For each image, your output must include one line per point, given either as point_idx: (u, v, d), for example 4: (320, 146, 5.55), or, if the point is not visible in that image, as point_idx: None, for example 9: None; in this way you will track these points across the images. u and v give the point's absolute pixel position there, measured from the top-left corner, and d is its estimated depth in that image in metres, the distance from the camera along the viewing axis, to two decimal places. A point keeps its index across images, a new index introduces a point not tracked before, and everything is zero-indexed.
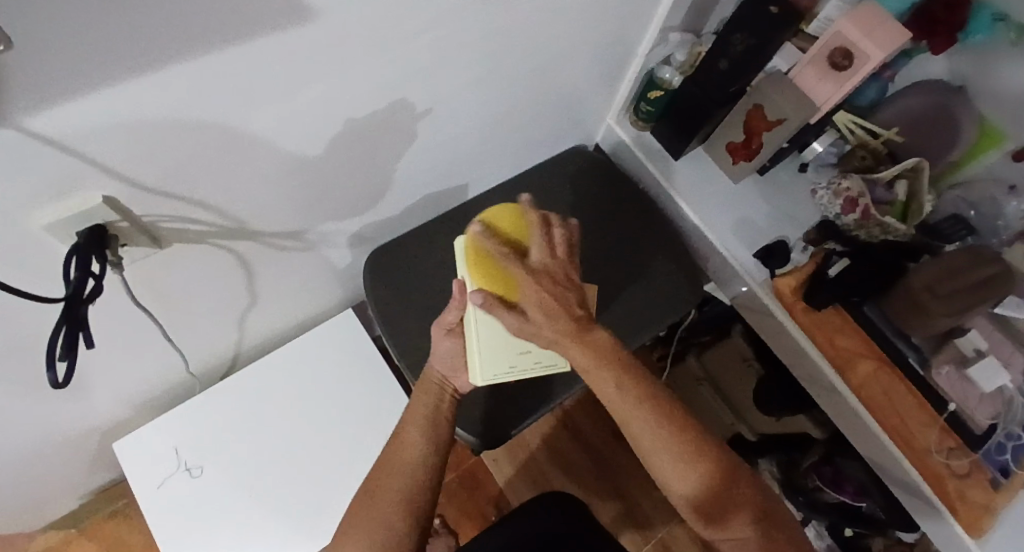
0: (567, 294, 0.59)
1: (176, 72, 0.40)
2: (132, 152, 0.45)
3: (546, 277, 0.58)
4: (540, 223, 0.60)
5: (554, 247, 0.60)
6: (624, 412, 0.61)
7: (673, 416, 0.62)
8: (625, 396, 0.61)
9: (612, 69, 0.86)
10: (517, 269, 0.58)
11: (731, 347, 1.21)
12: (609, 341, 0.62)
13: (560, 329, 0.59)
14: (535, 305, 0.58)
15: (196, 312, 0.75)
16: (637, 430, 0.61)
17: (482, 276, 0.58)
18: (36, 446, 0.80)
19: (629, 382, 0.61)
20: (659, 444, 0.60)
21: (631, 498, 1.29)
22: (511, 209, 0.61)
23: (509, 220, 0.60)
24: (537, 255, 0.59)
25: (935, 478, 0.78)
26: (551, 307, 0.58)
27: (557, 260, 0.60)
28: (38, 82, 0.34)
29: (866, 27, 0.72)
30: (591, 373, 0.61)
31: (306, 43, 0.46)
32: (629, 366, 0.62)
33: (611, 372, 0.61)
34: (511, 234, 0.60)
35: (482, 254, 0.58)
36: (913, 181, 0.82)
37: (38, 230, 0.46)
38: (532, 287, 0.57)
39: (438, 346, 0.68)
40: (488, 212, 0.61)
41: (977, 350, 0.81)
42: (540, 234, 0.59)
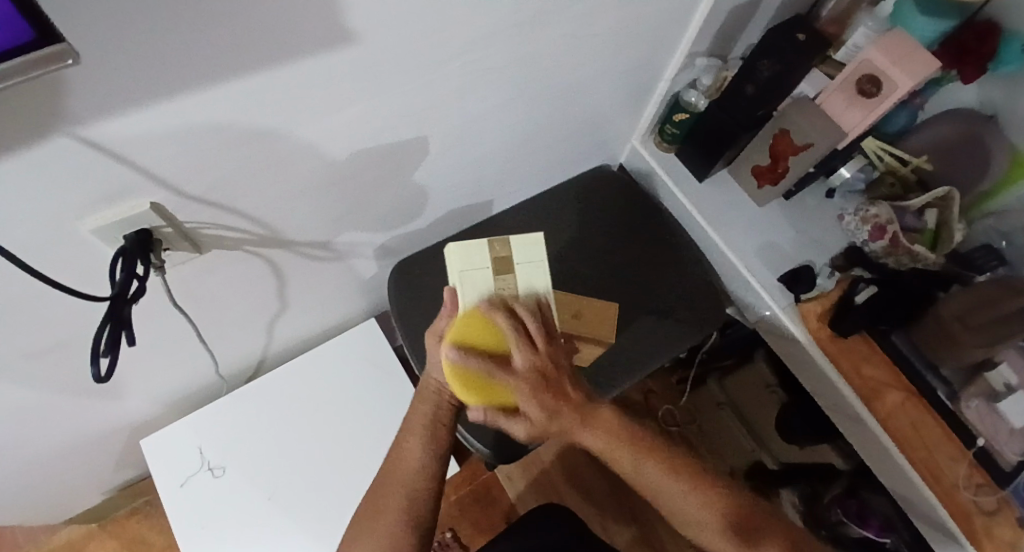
0: (559, 387, 0.60)
1: (223, 89, 0.43)
2: (178, 162, 0.47)
3: (537, 381, 0.59)
4: (510, 323, 0.59)
5: (533, 342, 0.60)
6: (643, 477, 0.63)
7: (690, 469, 0.63)
8: (638, 461, 0.63)
9: (638, 93, 0.87)
10: (506, 382, 0.59)
11: (754, 371, 1.24)
12: (615, 416, 0.63)
13: (566, 421, 0.60)
14: (532, 408, 0.59)
15: (226, 317, 0.77)
16: (653, 487, 0.63)
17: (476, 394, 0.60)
18: (69, 440, 0.83)
19: (638, 449, 0.63)
20: (675, 495, 0.62)
21: (647, 522, 1.27)
22: (472, 317, 0.60)
23: (483, 329, 0.60)
24: (520, 362, 0.59)
25: (962, 515, 0.75)
26: (552, 405, 0.59)
27: (541, 355, 0.59)
28: (97, 95, 0.37)
29: (893, 57, 0.72)
30: (603, 451, 0.63)
31: (345, 66, 0.49)
32: (628, 428, 0.64)
33: (618, 444, 0.62)
34: (484, 344, 0.60)
35: (469, 376, 0.59)
36: (943, 210, 0.81)
37: (88, 233, 0.48)
38: (526, 396, 0.58)
39: (433, 356, 0.67)
40: (454, 333, 0.60)
41: (1007, 385, 0.78)
42: (516, 334, 0.59)
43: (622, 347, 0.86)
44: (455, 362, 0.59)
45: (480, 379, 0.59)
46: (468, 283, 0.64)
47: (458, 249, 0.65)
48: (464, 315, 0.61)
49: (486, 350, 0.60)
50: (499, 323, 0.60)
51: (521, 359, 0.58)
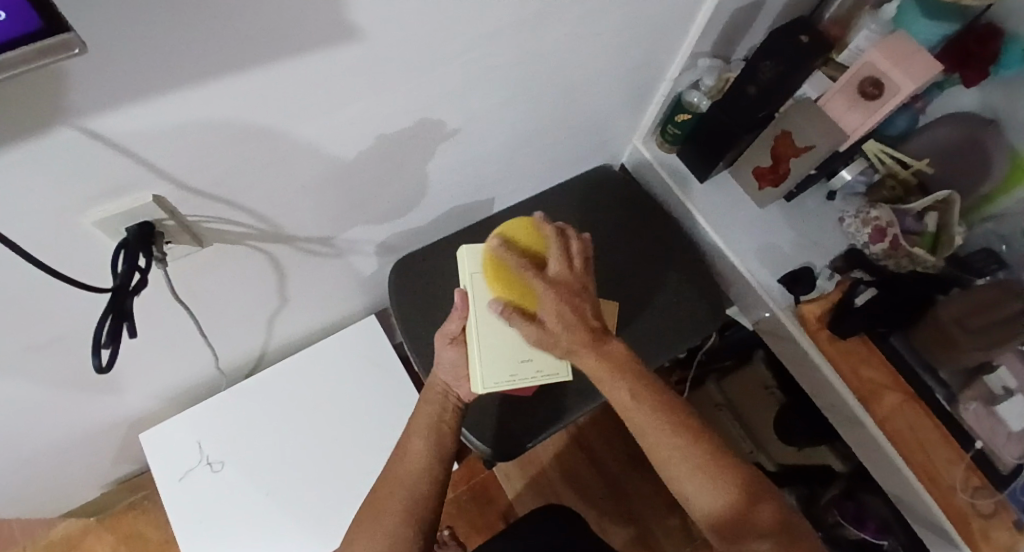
0: (584, 303, 0.60)
1: (228, 83, 0.43)
2: (181, 155, 0.47)
3: (564, 287, 0.60)
4: (556, 234, 0.62)
5: (570, 259, 0.62)
6: (639, 424, 0.61)
7: (692, 428, 0.61)
8: (640, 405, 0.61)
9: (640, 93, 0.87)
10: (534, 281, 0.60)
11: (753, 372, 1.24)
12: (626, 355, 0.62)
13: (579, 342, 0.60)
14: (550, 315, 0.59)
15: (227, 311, 0.77)
16: (649, 436, 0.61)
17: (503, 289, 0.61)
18: (67, 433, 0.83)
19: (644, 394, 0.61)
20: (672, 451, 0.60)
21: (644, 522, 1.27)
22: (525, 223, 0.64)
23: (528, 235, 0.63)
24: (553, 267, 0.61)
25: (960, 518, 0.76)
26: (570, 320, 0.59)
27: (574, 272, 0.61)
28: (103, 86, 0.37)
29: (895, 58, 0.73)
30: (606, 382, 0.61)
31: (349, 61, 0.49)
32: (637, 371, 0.62)
33: (625, 380, 0.61)
34: (526, 246, 0.63)
35: (502, 266, 0.61)
36: (943, 212, 0.81)
37: (90, 226, 0.49)
38: (551, 299, 0.59)
39: (442, 355, 0.69)
40: (502, 228, 0.64)
41: (1006, 388, 0.79)
42: (558, 245, 0.61)
43: (621, 345, 0.86)
44: (496, 251, 0.61)
45: (512, 274, 0.61)
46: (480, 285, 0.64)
47: (466, 252, 0.64)
48: (511, 222, 0.64)
49: (524, 253, 0.62)
50: (546, 231, 0.62)
51: (554, 263, 0.61)
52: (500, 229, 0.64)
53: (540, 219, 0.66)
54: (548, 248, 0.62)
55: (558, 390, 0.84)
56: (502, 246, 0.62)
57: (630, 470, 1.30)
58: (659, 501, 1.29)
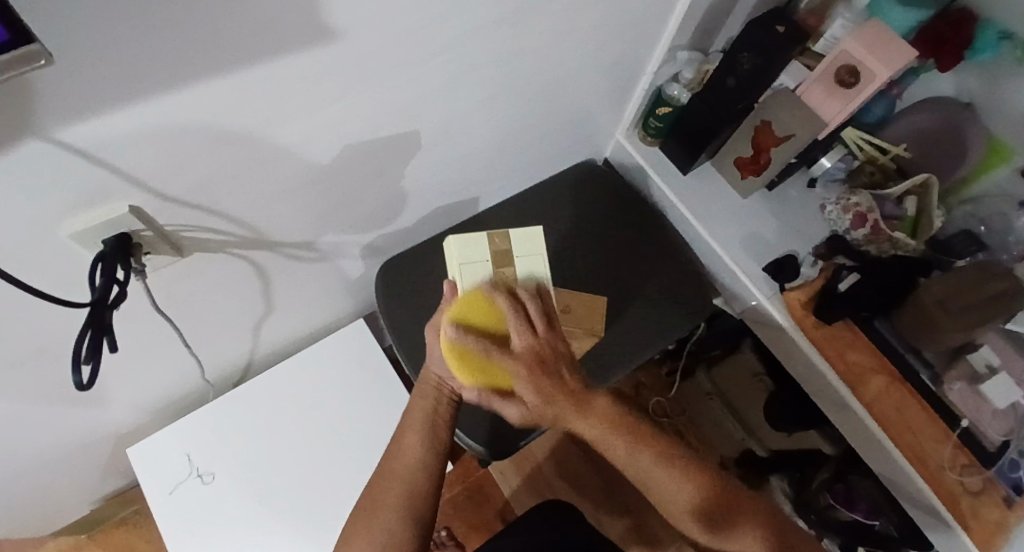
0: (557, 369, 0.60)
1: (203, 88, 0.42)
2: (157, 164, 0.46)
3: (535, 363, 0.59)
4: (511, 306, 0.60)
5: (534, 327, 0.60)
6: (642, 470, 0.63)
7: (688, 464, 0.64)
8: (638, 455, 0.63)
9: (621, 87, 0.88)
10: (505, 362, 0.59)
11: (741, 361, 1.25)
12: (611, 406, 0.63)
13: (563, 408, 0.60)
14: (528, 395, 0.59)
15: (212, 320, 0.76)
16: (642, 477, 0.63)
17: (471, 374, 0.60)
18: (52, 450, 0.82)
19: (638, 443, 0.63)
20: (664, 486, 0.63)
21: (641, 513, 1.28)
22: (474, 296, 0.62)
23: (484, 306, 0.61)
24: (519, 341, 0.59)
25: (948, 496, 0.77)
26: (549, 390, 0.60)
27: (539, 338, 0.60)
28: (71, 96, 0.36)
29: (869, 45, 0.73)
30: (605, 440, 0.63)
31: (326, 62, 0.48)
32: (624, 418, 0.64)
33: (619, 434, 0.62)
34: (483, 324, 0.61)
35: (465, 353, 0.60)
36: (921, 197, 0.83)
37: (66, 239, 0.48)
38: (522, 380, 0.59)
39: (431, 349, 0.68)
40: (454, 308, 0.61)
41: (989, 366, 0.80)
42: (516, 316, 0.60)
43: (611, 338, 0.86)
44: (455, 341, 0.60)
45: (478, 355, 0.60)
46: (468, 277, 0.64)
47: (456, 242, 0.65)
48: (466, 293, 0.62)
49: (486, 329, 0.61)
50: (500, 304, 0.60)
51: (520, 337, 0.59)
52: (455, 310, 0.61)
53: (491, 283, 0.63)
54: (507, 317, 0.61)
55: None
56: (461, 332, 0.60)
57: None
58: None
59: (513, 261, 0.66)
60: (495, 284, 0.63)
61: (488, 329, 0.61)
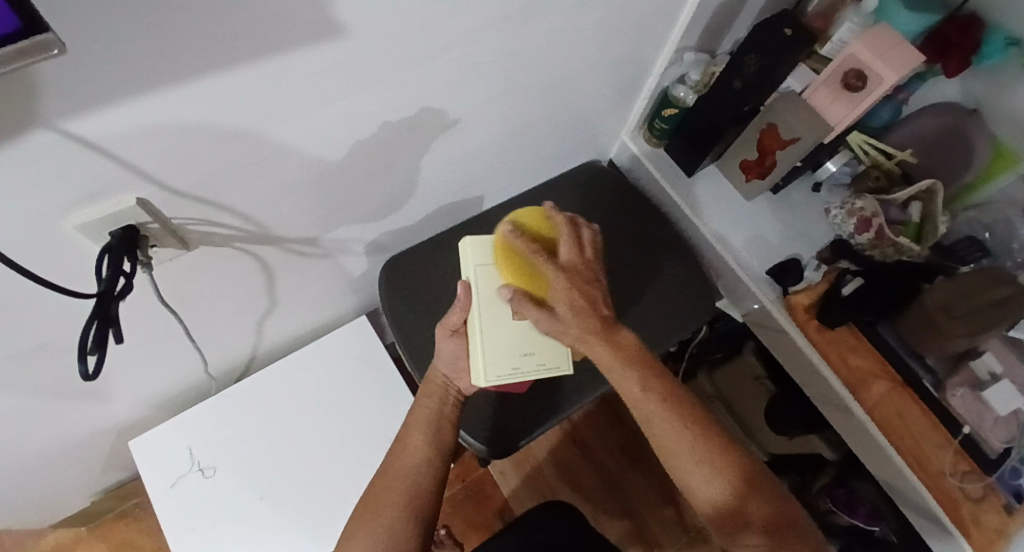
0: (595, 290, 0.62)
1: (212, 82, 0.43)
2: (166, 156, 0.47)
3: (576, 274, 0.61)
4: (567, 224, 0.63)
5: (580, 248, 0.63)
6: (650, 416, 0.62)
7: (699, 421, 0.62)
8: (650, 397, 0.62)
9: (627, 88, 0.88)
10: (546, 268, 0.61)
11: (745, 363, 1.23)
12: (640, 348, 0.64)
13: (587, 329, 0.61)
14: (564, 302, 0.60)
15: (216, 314, 0.77)
16: (658, 427, 0.61)
17: (512, 274, 0.62)
18: (55, 442, 0.82)
19: (657, 389, 0.62)
20: (680, 441, 0.60)
21: (640, 515, 1.28)
22: (535, 213, 0.65)
23: (539, 223, 0.64)
24: (565, 253, 0.62)
25: (949, 502, 0.77)
26: (580, 304, 0.60)
27: (584, 258, 0.63)
28: (82, 88, 0.36)
29: (879, 48, 0.73)
30: (620, 376, 0.62)
31: (335, 58, 0.48)
32: (648, 364, 0.63)
33: (637, 372, 0.62)
34: (535, 235, 0.63)
35: (512, 251, 0.61)
36: (927, 202, 0.82)
37: (73, 230, 0.48)
38: (561, 284, 0.60)
39: (442, 347, 0.69)
40: (514, 215, 0.65)
41: (992, 373, 0.80)
42: (568, 233, 0.63)
43: None
44: (505, 238, 0.62)
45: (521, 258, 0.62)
46: (482, 278, 0.63)
47: (471, 243, 0.64)
48: (523, 210, 0.65)
49: (533, 243, 0.63)
50: (557, 219, 0.64)
51: (566, 247, 0.62)
52: (515, 215, 0.64)
53: (549, 206, 0.67)
54: (558, 235, 0.64)
55: (551, 386, 0.84)
56: (513, 234, 0.62)
57: (625, 463, 1.31)
58: (653, 494, 1.30)
59: None
60: (552, 208, 0.66)
61: (534, 243, 0.63)
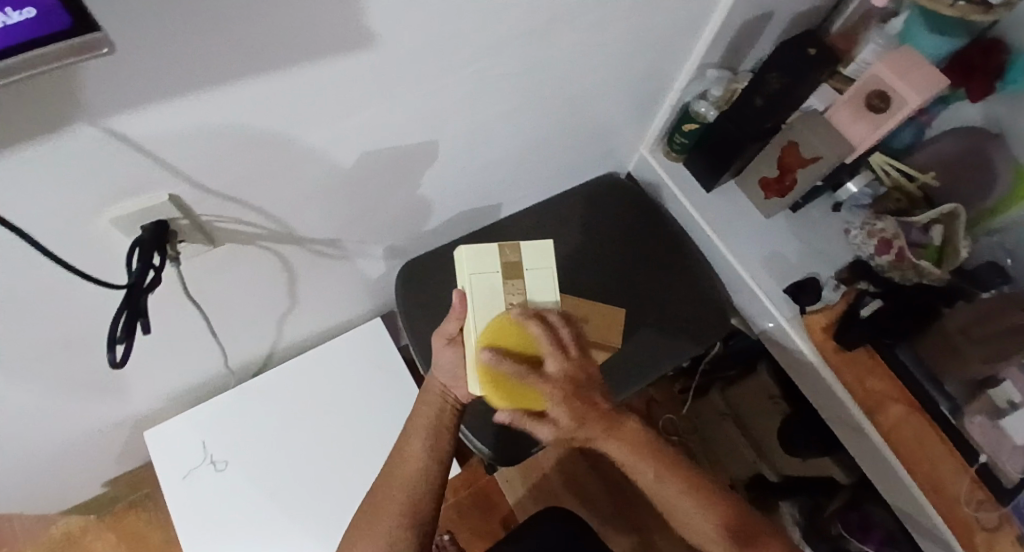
0: (590, 392, 0.61)
1: (244, 86, 0.44)
2: (196, 156, 0.48)
3: (569, 388, 0.60)
4: (542, 329, 0.60)
5: (567, 351, 0.61)
6: (663, 498, 0.64)
7: (706, 489, 0.64)
8: (663, 482, 0.63)
9: (648, 102, 0.88)
10: (537, 387, 0.59)
11: (757, 383, 1.21)
12: (640, 429, 0.64)
13: (594, 431, 0.61)
14: (561, 418, 0.60)
15: (235, 311, 0.78)
16: (672, 506, 0.64)
17: (504, 397, 0.61)
18: (73, 430, 0.84)
19: (665, 470, 0.63)
20: (696, 519, 0.63)
21: (646, 531, 1.27)
22: (505, 322, 0.61)
23: (514, 333, 0.61)
24: (551, 366, 0.60)
25: (963, 530, 0.76)
26: (582, 413, 0.60)
27: (574, 364, 0.61)
28: (123, 87, 0.38)
29: (902, 71, 0.74)
30: (631, 465, 0.63)
31: (363, 64, 0.49)
32: (654, 445, 0.64)
33: (644, 464, 0.63)
34: (516, 348, 0.60)
35: (499, 376, 0.60)
36: (948, 225, 0.81)
37: (106, 223, 0.49)
38: (557, 402, 0.59)
39: (440, 356, 0.69)
40: (484, 332, 0.61)
41: (1011, 402, 0.77)
42: (549, 341, 0.60)
43: (627, 351, 0.86)
44: (489, 363, 0.58)
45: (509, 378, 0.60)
46: (476, 286, 0.63)
47: (467, 251, 0.64)
48: (493, 319, 0.62)
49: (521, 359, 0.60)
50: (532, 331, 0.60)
51: (552, 358, 0.60)
52: (488, 328, 0.61)
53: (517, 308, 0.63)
54: (539, 344, 0.60)
55: None
56: (494, 359, 0.59)
57: (633, 478, 1.30)
58: (660, 510, 1.28)
59: (522, 275, 0.65)
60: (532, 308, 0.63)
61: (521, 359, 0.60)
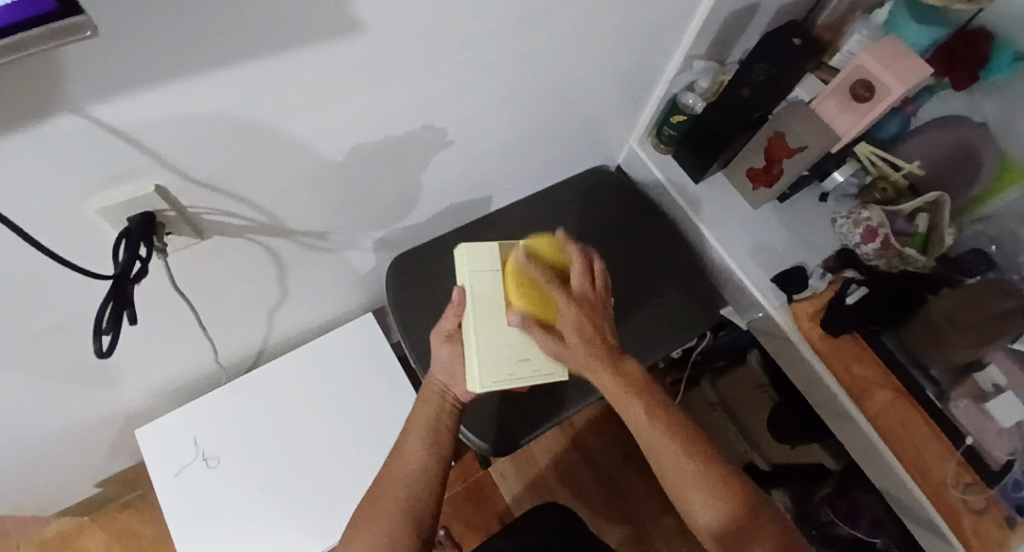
0: (605, 322, 0.63)
1: (233, 75, 0.44)
2: (182, 146, 0.48)
3: (588, 306, 0.62)
4: (580, 254, 0.64)
5: (594, 278, 0.65)
6: (650, 442, 0.62)
7: (698, 444, 0.63)
8: (654, 427, 0.62)
9: (637, 94, 0.89)
10: (559, 295, 0.62)
11: (747, 372, 1.24)
12: (641, 375, 0.65)
13: (596, 355, 0.62)
14: (573, 329, 0.61)
15: (226, 305, 0.78)
16: (660, 454, 0.62)
17: (520, 296, 0.62)
18: (63, 426, 0.83)
19: (660, 416, 0.63)
20: (684, 470, 0.61)
21: (639, 521, 1.28)
22: (546, 243, 0.65)
23: (548, 252, 0.65)
24: (578, 283, 0.63)
25: (952, 514, 0.76)
26: (590, 332, 0.61)
27: (597, 291, 0.64)
28: (109, 75, 0.38)
29: (886, 61, 0.75)
30: (623, 401, 0.63)
31: (351, 53, 0.49)
32: (652, 392, 0.64)
33: (639, 398, 0.63)
34: (550, 261, 0.65)
35: (525, 276, 0.63)
36: (933, 214, 0.82)
37: (93, 213, 0.49)
38: (573, 314, 0.61)
39: (437, 354, 0.68)
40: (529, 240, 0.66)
41: (995, 385, 0.80)
42: (581, 263, 0.64)
43: (618, 340, 0.87)
44: (523, 264, 0.62)
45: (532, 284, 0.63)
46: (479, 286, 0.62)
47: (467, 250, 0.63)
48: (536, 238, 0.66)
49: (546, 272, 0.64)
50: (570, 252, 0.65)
51: (579, 273, 0.63)
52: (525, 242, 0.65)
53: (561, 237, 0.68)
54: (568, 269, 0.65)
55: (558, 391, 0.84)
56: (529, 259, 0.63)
57: (626, 469, 1.31)
58: (654, 501, 1.29)
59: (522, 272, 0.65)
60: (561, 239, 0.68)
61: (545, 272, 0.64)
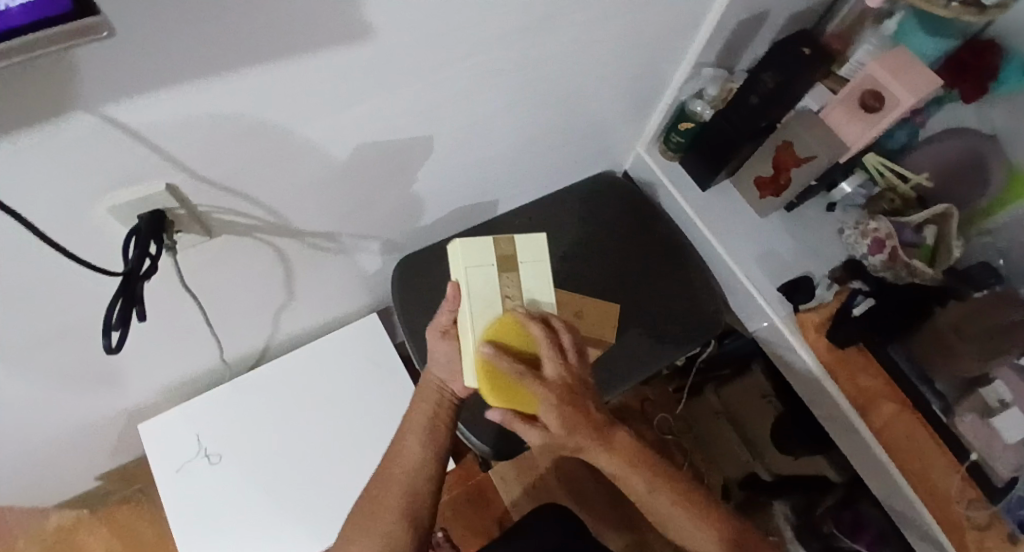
0: (585, 403, 0.60)
1: (243, 77, 0.44)
2: (193, 146, 0.48)
3: (564, 392, 0.59)
4: (543, 333, 0.59)
5: (565, 353, 0.60)
6: (652, 504, 0.65)
7: (700, 500, 0.65)
8: (656, 494, 0.64)
9: (645, 101, 0.89)
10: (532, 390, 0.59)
11: (752, 382, 1.22)
12: (631, 441, 0.64)
13: (585, 439, 0.61)
14: (552, 421, 0.59)
15: (231, 303, 0.78)
16: (664, 515, 0.65)
17: (494, 390, 0.61)
18: (68, 421, 0.84)
19: (659, 482, 0.64)
20: (690, 527, 0.64)
21: (640, 528, 1.28)
22: (507, 320, 0.61)
23: (511, 330, 0.61)
24: (549, 369, 0.59)
25: (955, 529, 0.76)
26: (573, 420, 0.59)
27: (572, 369, 0.60)
28: (122, 76, 0.38)
29: (896, 71, 0.74)
30: (622, 476, 0.64)
31: (360, 56, 0.50)
32: (646, 456, 0.65)
33: (638, 471, 0.64)
34: (515, 346, 0.61)
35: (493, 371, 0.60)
36: (941, 226, 0.82)
37: (104, 212, 0.50)
38: (550, 408, 0.58)
39: (436, 350, 0.68)
40: (488, 329, 0.61)
41: (1001, 401, 0.79)
42: (549, 345, 0.59)
43: (623, 346, 0.87)
44: (489, 359, 0.58)
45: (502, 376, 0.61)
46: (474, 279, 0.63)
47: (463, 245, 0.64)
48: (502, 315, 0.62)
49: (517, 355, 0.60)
50: (533, 331, 0.60)
51: (548, 358, 0.59)
52: (486, 329, 0.61)
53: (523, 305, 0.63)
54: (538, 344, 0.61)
55: None
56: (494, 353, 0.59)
57: None
58: None
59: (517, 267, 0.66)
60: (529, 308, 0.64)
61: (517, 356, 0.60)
